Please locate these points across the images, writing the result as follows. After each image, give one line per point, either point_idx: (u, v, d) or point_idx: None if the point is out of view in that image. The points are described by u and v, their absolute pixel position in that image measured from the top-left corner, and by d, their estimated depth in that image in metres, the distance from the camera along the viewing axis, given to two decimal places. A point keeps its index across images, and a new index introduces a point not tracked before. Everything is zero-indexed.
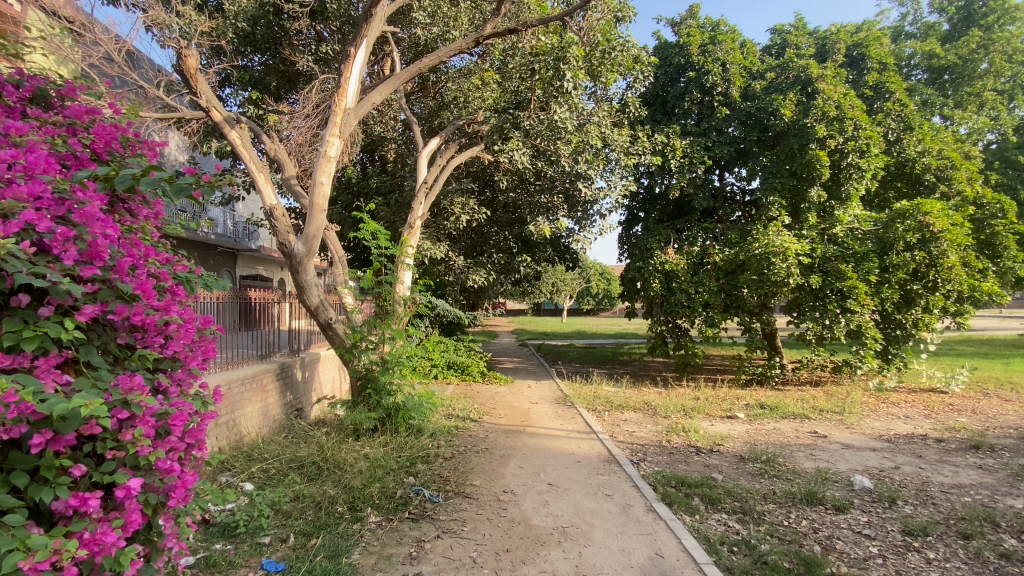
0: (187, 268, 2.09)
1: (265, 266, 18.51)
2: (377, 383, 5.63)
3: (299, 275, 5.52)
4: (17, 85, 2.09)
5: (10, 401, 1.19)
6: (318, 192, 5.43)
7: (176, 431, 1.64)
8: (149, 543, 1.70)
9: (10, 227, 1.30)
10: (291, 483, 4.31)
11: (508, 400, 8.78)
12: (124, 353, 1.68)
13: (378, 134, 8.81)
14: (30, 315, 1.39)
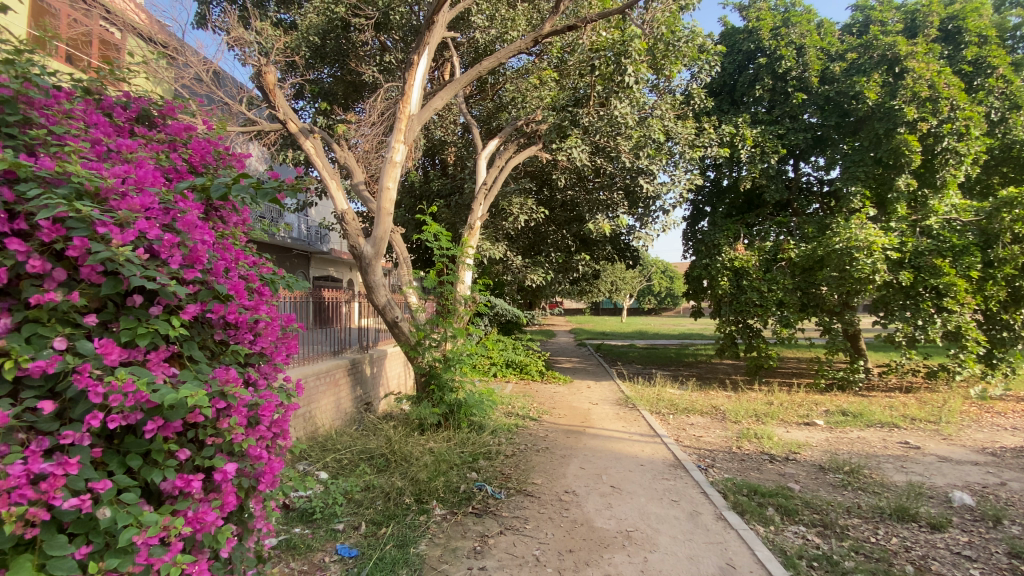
0: (271, 270, 2.26)
1: (336, 267, 19.58)
2: (440, 379, 5.84)
3: (368, 276, 5.76)
4: (126, 107, 2.34)
5: (128, 391, 1.33)
6: (385, 197, 5.64)
7: (265, 420, 1.78)
8: (242, 523, 1.85)
9: (126, 235, 1.44)
10: (362, 474, 4.53)
11: (568, 400, 8.73)
12: (219, 348, 1.84)
13: (439, 138, 9.04)
14: (143, 313, 1.55)
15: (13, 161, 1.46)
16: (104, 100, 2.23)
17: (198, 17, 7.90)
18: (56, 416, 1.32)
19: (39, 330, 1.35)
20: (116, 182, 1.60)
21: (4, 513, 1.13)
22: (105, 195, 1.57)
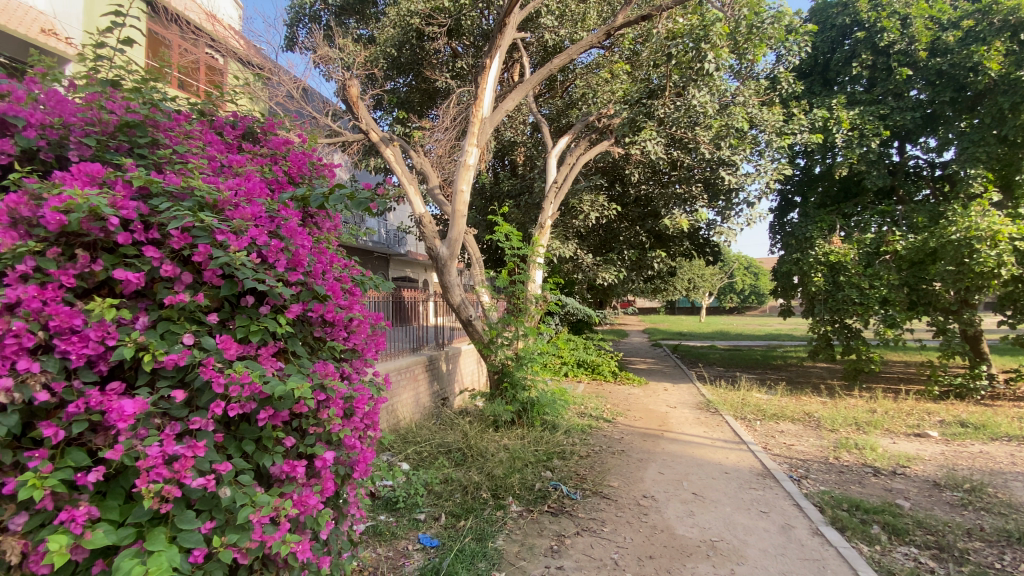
0: (360, 272, 2.41)
1: (412, 269, 20.41)
2: (513, 377, 5.93)
3: (443, 276, 5.95)
4: (234, 126, 2.60)
5: (244, 382, 1.47)
6: (459, 199, 5.78)
7: (359, 412, 1.91)
8: (338, 507, 2.00)
9: (241, 242, 1.61)
10: (441, 467, 4.69)
11: (644, 402, 8.48)
12: (317, 344, 1.99)
13: (509, 139, 9.13)
14: (255, 312, 1.71)
15: (150, 178, 1.66)
16: (217, 121, 2.48)
17: (288, 40, 8.56)
18: (185, 403, 1.48)
19: (171, 327, 1.53)
20: (231, 195, 1.79)
21: (146, 488, 1.29)
22: (221, 207, 1.75)
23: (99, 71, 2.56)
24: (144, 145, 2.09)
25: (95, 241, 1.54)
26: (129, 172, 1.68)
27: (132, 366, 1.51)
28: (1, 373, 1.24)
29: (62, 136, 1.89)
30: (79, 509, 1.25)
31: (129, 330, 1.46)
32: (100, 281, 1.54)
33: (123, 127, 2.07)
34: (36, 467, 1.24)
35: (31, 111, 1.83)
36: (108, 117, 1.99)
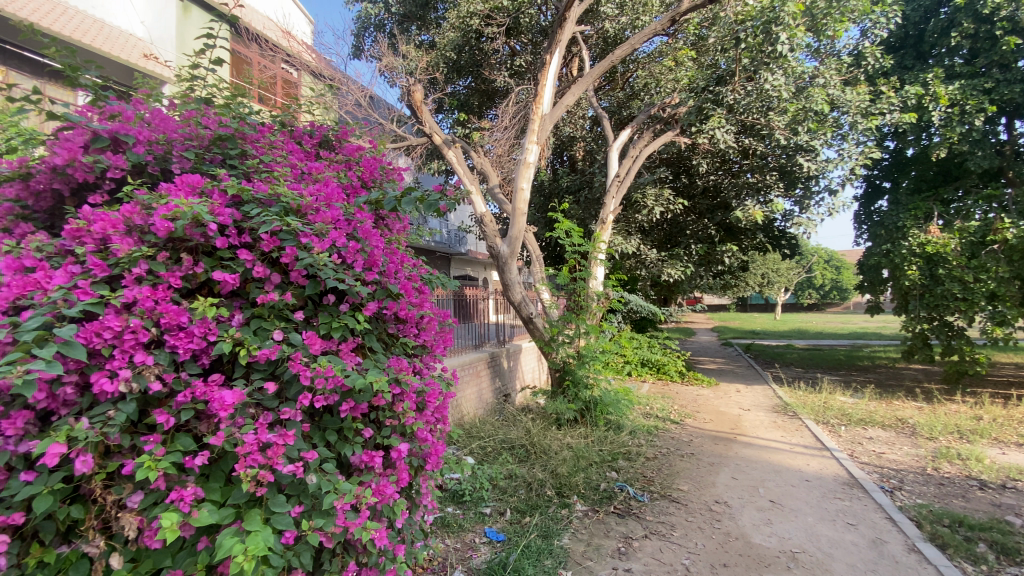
0: (429, 270, 2.49)
1: (472, 267, 20.75)
2: (575, 375, 5.90)
3: (504, 274, 6.00)
4: (312, 135, 2.77)
5: (328, 375, 1.56)
6: (520, 197, 5.79)
7: (430, 406, 1.98)
8: (411, 497, 2.08)
9: (323, 244, 1.71)
10: (505, 462, 4.75)
11: (714, 404, 8.13)
12: (392, 340, 2.08)
13: (568, 135, 9.04)
14: (335, 309, 1.81)
15: (241, 187, 1.80)
16: (296, 131, 2.65)
17: (355, 50, 8.97)
18: (275, 394, 1.59)
19: (262, 324, 1.65)
20: (312, 200, 1.90)
21: (244, 472, 1.40)
22: (304, 211, 1.86)
23: (194, 90, 2.81)
24: (234, 156, 2.26)
25: (196, 245, 1.68)
26: (223, 182, 1.83)
27: (228, 360, 1.64)
28: (122, 365, 1.39)
29: (165, 151, 2.09)
30: (187, 490, 1.38)
31: (226, 327, 1.59)
32: (201, 282, 1.69)
33: (216, 140, 2.26)
34: (151, 450, 1.37)
35: (139, 129, 2.04)
36: (204, 132, 2.18)
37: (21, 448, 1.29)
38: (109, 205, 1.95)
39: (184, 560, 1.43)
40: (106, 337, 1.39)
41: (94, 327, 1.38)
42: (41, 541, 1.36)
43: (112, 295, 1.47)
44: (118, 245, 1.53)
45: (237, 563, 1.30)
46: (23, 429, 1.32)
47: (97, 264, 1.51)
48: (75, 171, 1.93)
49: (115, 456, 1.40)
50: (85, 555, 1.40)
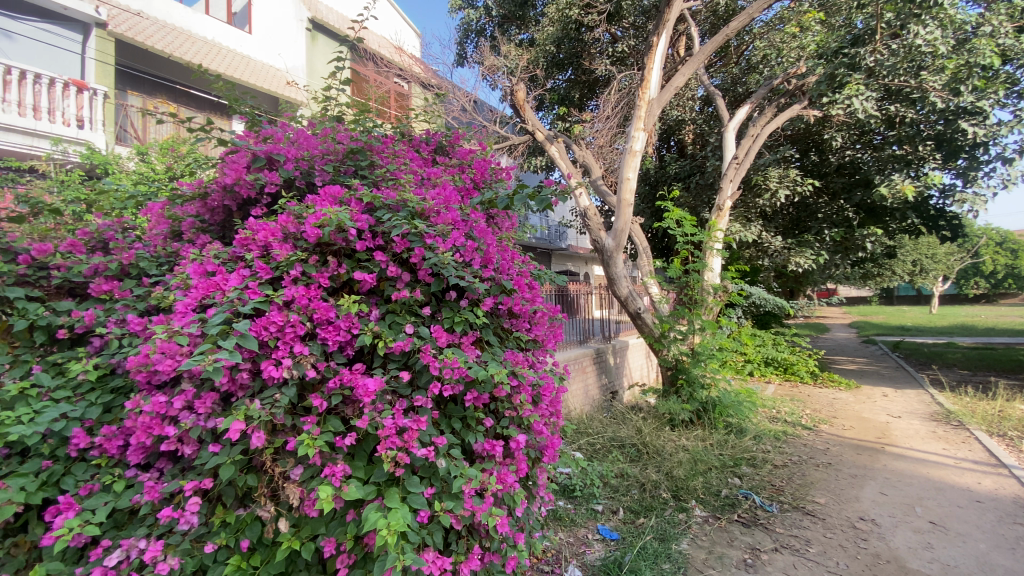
0: (538, 266, 2.53)
1: (574, 262, 20.57)
2: (689, 374, 5.65)
3: (610, 268, 5.86)
4: (428, 142, 2.95)
5: (454, 366, 1.66)
6: (626, 187, 5.60)
7: (545, 399, 2.02)
8: (528, 487, 2.14)
9: (446, 243, 1.82)
10: (615, 461, 4.68)
11: (854, 409, 7.23)
12: (506, 334, 2.15)
13: (675, 118, 8.57)
14: (456, 305, 1.92)
15: (374, 195, 1.98)
16: (414, 139, 2.83)
17: (459, 57, 9.34)
18: (407, 382, 1.73)
19: (395, 319, 1.80)
20: (433, 202, 2.02)
21: (384, 454, 1.54)
22: (427, 214, 2.00)
23: (327, 110, 3.13)
24: (363, 167, 2.49)
25: (337, 249, 1.87)
26: (358, 191, 2.02)
27: (367, 351, 1.81)
28: (285, 354, 1.60)
29: (307, 166, 2.35)
30: (337, 466, 1.55)
31: (365, 321, 1.76)
32: (343, 281, 1.89)
33: (349, 154, 2.50)
34: (308, 429, 1.56)
35: (288, 148, 2.31)
36: (338, 147, 2.43)
37: (210, 423, 1.54)
38: (265, 217, 2.24)
39: (336, 529, 1.61)
40: (272, 331, 1.61)
41: (263, 321, 1.60)
42: (226, 503, 1.63)
43: (276, 293, 1.70)
44: (278, 250, 1.76)
45: (382, 535, 1.43)
46: (212, 407, 1.58)
47: (263, 268, 1.76)
48: (240, 188, 2.25)
49: (280, 433, 1.61)
50: (257, 518, 1.63)
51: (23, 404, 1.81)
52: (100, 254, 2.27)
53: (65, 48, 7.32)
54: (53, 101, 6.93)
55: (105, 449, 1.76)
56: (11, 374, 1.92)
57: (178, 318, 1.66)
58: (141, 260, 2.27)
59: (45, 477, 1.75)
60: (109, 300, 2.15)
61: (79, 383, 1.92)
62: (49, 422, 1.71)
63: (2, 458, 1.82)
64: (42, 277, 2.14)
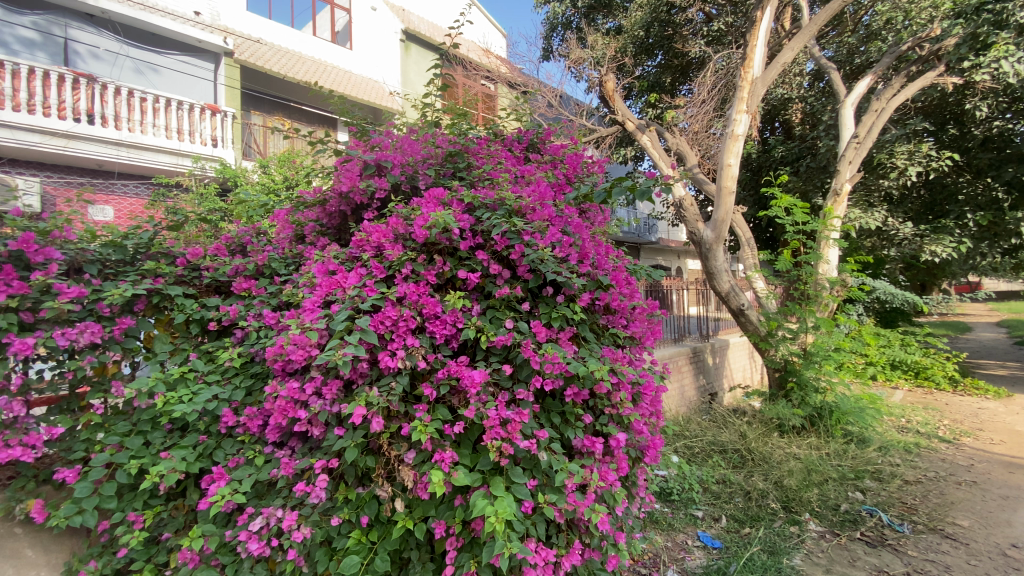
0: (634, 261, 2.47)
1: (665, 256, 19.67)
2: (801, 377, 5.22)
3: (709, 262, 5.55)
4: (520, 140, 2.98)
5: (554, 361, 1.68)
6: (726, 175, 5.25)
7: (646, 397, 1.98)
8: (628, 486, 2.11)
9: (545, 239, 1.83)
10: (716, 466, 4.47)
11: (1007, 421, 6.20)
12: (603, 331, 2.13)
13: (780, 97, 7.90)
14: (553, 301, 1.94)
15: (473, 195, 2.05)
16: (507, 139, 2.87)
17: (545, 52, 9.36)
18: (509, 375, 1.79)
19: (496, 314, 1.85)
20: (531, 200, 2.05)
21: (490, 443, 1.59)
22: (524, 211, 2.03)
23: (426, 115, 3.28)
24: (461, 169, 2.58)
25: (441, 247, 1.97)
26: (458, 192, 2.11)
27: (470, 345, 1.89)
28: (399, 346, 1.73)
29: (411, 171, 2.50)
30: (446, 452, 1.63)
31: (468, 316, 1.84)
32: (448, 279, 1.98)
33: (448, 157, 2.61)
34: (420, 417, 1.67)
35: (395, 155, 2.47)
36: (437, 151, 2.55)
37: (335, 408, 1.71)
38: (375, 220, 2.42)
39: (445, 512, 1.70)
40: (387, 324, 1.74)
41: (379, 316, 1.73)
42: (349, 481, 1.79)
43: (388, 290, 1.83)
44: (390, 250, 1.90)
45: (490, 522, 1.48)
46: (336, 393, 1.74)
47: (377, 267, 1.90)
48: (354, 195, 2.44)
49: (394, 420, 1.74)
50: (374, 497, 1.78)
51: (184, 386, 2.11)
52: (240, 257, 2.58)
53: (199, 76, 8.38)
54: (193, 123, 8.02)
55: (248, 428, 2.01)
56: (174, 361, 2.25)
57: (307, 314, 1.84)
58: (273, 261, 2.54)
59: (201, 450, 2.04)
60: (248, 297, 2.44)
61: (227, 369, 2.20)
62: (205, 402, 1.99)
63: (169, 431, 2.14)
64: (195, 277, 2.48)
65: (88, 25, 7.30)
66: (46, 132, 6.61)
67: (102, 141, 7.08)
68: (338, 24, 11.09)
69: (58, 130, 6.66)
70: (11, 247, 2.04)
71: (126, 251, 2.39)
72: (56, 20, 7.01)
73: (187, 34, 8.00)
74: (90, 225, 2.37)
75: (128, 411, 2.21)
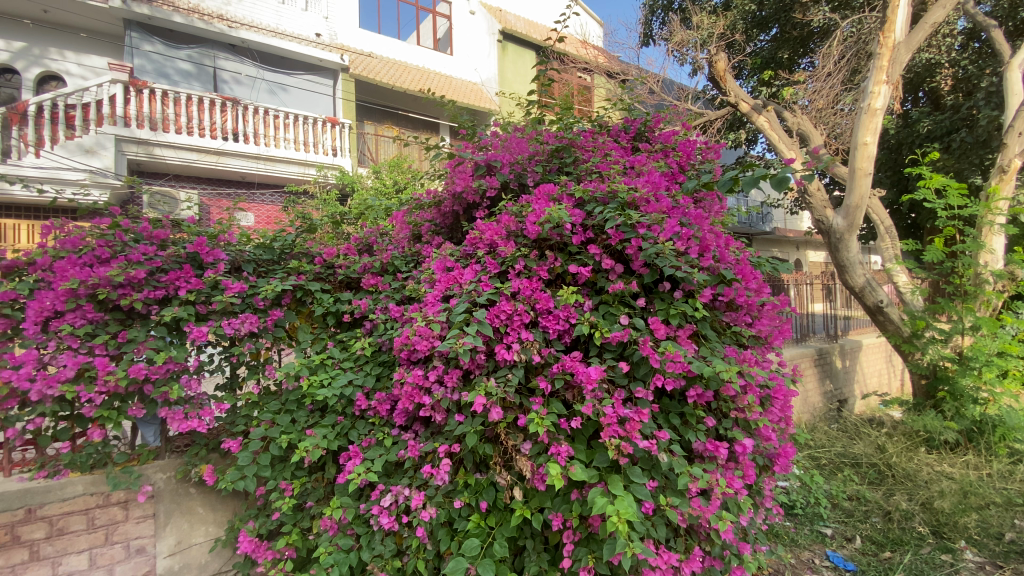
0: (757, 254, 2.29)
1: (780, 247, 17.96)
2: (954, 385, 4.52)
3: (840, 254, 4.99)
4: (627, 131, 2.84)
5: (675, 359, 1.61)
6: (863, 154, 4.64)
7: (776, 402, 1.83)
8: (754, 494, 1.97)
9: (663, 233, 1.76)
10: (848, 481, 4.07)
11: None
12: (724, 329, 2.01)
13: (925, 62, 6.85)
14: (672, 297, 1.85)
15: (585, 189, 2.03)
16: (614, 129, 2.78)
17: (645, 37, 9.01)
18: (625, 373, 1.75)
19: (611, 310, 1.82)
20: (646, 191, 1.98)
21: (608, 441, 1.57)
22: (638, 203, 1.96)
23: (530, 111, 3.29)
24: (568, 163, 2.57)
25: (554, 243, 1.98)
26: (569, 187, 2.10)
27: (583, 341, 1.89)
28: (514, 340, 1.77)
29: (520, 168, 2.53)
30: (562, 446, 1.64)
31: (581, 311, 1.83)
32: (560, 274, 1.99)
33: (555, 152, 2.62)
34: (537, 410, 1.69)
35: (504, 154, 2.51)
36: (545, 147, 2.56)
37: (456, 396, 1.80)
38: (487, 218, 2.50)
39: (561, 505, 1.71)
40: (502, 318, 1.79)
41: (495, 310, 1.79)
42: (469, 467, 1.88)
43: (502, 285, 1.88)
44: (504, 247, 1.95)
45: (610, 521, 1.47)
46: (456, 382, 1.84)
47: (490, 263, 1.96)
48: (467, 194, 2.54)
49: (511, 411, 1.79)
50: (492, 485, 1.84)
51: (324, 370, 2.36)
52: (366, 255, 2.79)
53: (321, 92, 9.23)
54: (317, 135, 8.88)
55: (378, 411, 2.19)
56: (314, 348, 2.52)
57: (429, 307, 1.96)
58: (395, 259, 2.73)
59: (338, 429, 2.26)
60: (374, 292, 2.65)
61: (358, 357, 2.41)
62: (342, 386, 2.21)
63: (310, 411, 2.40)
64: (330, 274, 2.74)
65: (231, 54, 8.30)
66: (202, 151, 7.70)
67: (245, 156, 8.09)
68: (439, 31, 11.69)
69: (211, 148, 7.73)
70: (188, 249, 2.41)
71: (275, 251, 2.71)
72: (206, 53, 8.08)
73: (311, 55, 8.84)
74: (245, 229, 2.72)
75: (276, 392, 2.51)
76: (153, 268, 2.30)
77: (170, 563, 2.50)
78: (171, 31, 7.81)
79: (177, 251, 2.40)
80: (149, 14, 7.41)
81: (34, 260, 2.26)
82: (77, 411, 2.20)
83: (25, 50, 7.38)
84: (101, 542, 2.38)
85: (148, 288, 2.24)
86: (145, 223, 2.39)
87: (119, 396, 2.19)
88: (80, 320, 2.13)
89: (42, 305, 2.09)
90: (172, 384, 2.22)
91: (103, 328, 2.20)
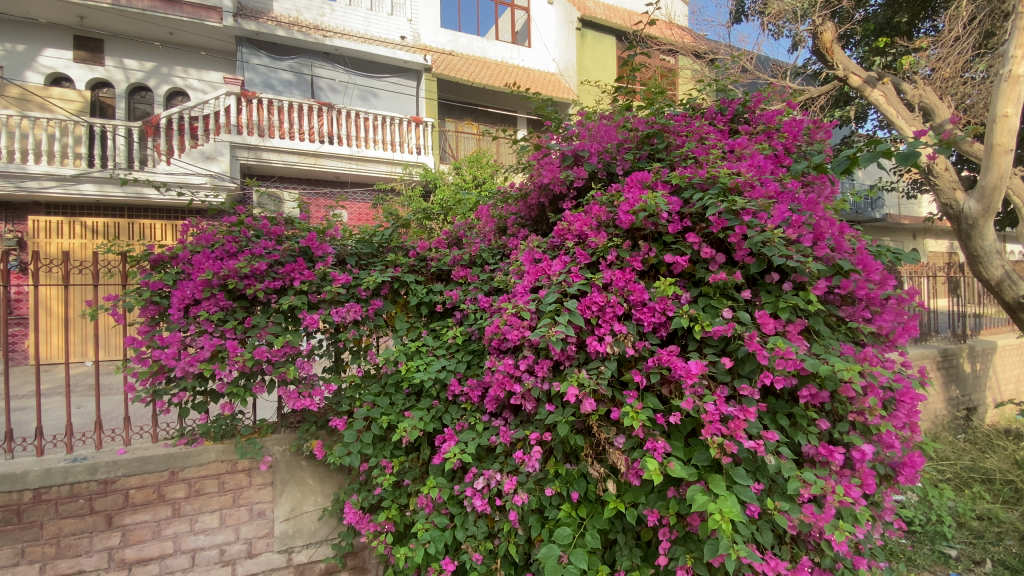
0: (875, 243, 2.08)
1: (892, 236, 16.16)
2: None
3: (973, 242, 4.40)
4: (723, 112, 2.66)
5: (786, 355, 1.51)
6: (1003, 128, 3.97)
7: (900, 406, 1.68)
8: (869, 505, 1.82)
9: (770, 221, 1.65)
10: (977, 497, 3.62)
11: None
12: (838, 324, 1.85)
13: None
14: (779, 289, 1.74)
15: (681, 175, 1.94)
16: (710, 111, 2.61)
17: (737, 12, 8.42)
18: (727, 369, 1.67)
19: (712, 302, 1.74)
20: (749, 176, 1.86)
21: (710, 438, 1.51)
22: (741, 188, 1.85)
23: (615, 97, 3.16)
24: (660, 150, 2.47)
25: (648, 234, 1.93)
26: (664, 174, 2.03)
27: (680, 334, 1.83)
28: (607, 331, 1.76)
29: (609, 157, 2.47)
30: (658, 442, 1.60)
31: (678, 304, 1.77)
32: (656, 265, 1.93)
33: (646, 139, 2.52)
34: (632, 403, 1.67)
35: (592, 143, 2.46)
36: (635, 136, 2.48)
37: (547, 386, 1.82)
38: (574, 209, 2.48)
39: (656, 501, 1.68)
40: (594, 309, 1.77)
41: (586, 301, 1.77)
42: (560, 458, 1.90)
43: (593, 277, 1.85)
44: (595, 237, 1.92)
45: (714, 520, 1.42)
46: (547, 372, 1.86)
47: (581, 254, 1.94)
48: (554, 185, 2.52)
49: (602, 403, 1.77)
50: (586, 477, 1.86)
51: (419, 356, 2.47)
52: (455, 249, 2.88)
53: (405, 93, 9.67)
54: (403, 135, 9.33)
55: (470, 396, 2.28)
56: (409, 335, 2.66)
57: (519, 296, 1.99)
58: (483, 252, 2.79)
59: (433, 413, 2.38)
60: (464, 283, 2.72)
61: (450, 344, 2.51)
62: (438, 371, 2.32)
63: (406, 395, 2.55)
64: (423, 266, 2.86)
65: (325, 62, 8.89)
66: (302, 153, 8.32)
67: (340, 157, 8.62)
68: (518, 24, 11.75)
69: (310, 150, 8.32)
70: (301, 244, 2.62)
71: (373, 245, 2.88)
72: (305, 62, 8.71)
73: (396, 58, 9.29)
74: (346, 224, 2.91)
75: (376, 375, 2.68)
76: (272, 261, 2.55)
77: (286, 527, 2.77)
78: (275, 44, 8.52)
79: (291, 246, 2.63)
80: (256, 29, 8.14)
81: (176, 254, 2.57)
82: (211, 387, 2.48)
83: (155, 70, 8.39)
84: (229, 504, 2.68)
85: (268, 280, 2.48)
86: (264, 220, 2.64)
87: (244, 375, 2.43)
88: (214, 307, 2.40)
89: (183, 294, 2.38)
90: (289, 365, 2.45)
91: (231, 315, 2.47)
